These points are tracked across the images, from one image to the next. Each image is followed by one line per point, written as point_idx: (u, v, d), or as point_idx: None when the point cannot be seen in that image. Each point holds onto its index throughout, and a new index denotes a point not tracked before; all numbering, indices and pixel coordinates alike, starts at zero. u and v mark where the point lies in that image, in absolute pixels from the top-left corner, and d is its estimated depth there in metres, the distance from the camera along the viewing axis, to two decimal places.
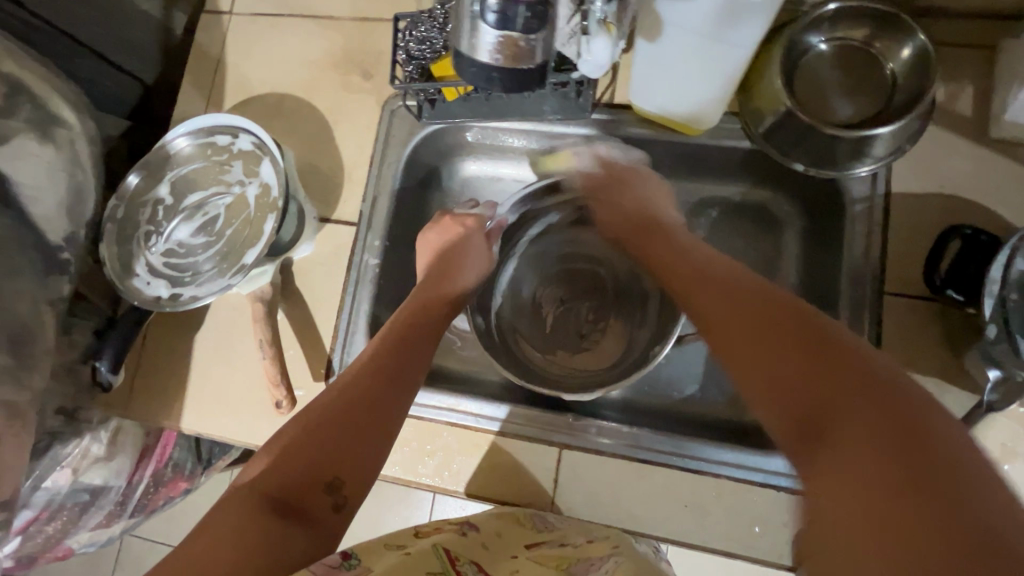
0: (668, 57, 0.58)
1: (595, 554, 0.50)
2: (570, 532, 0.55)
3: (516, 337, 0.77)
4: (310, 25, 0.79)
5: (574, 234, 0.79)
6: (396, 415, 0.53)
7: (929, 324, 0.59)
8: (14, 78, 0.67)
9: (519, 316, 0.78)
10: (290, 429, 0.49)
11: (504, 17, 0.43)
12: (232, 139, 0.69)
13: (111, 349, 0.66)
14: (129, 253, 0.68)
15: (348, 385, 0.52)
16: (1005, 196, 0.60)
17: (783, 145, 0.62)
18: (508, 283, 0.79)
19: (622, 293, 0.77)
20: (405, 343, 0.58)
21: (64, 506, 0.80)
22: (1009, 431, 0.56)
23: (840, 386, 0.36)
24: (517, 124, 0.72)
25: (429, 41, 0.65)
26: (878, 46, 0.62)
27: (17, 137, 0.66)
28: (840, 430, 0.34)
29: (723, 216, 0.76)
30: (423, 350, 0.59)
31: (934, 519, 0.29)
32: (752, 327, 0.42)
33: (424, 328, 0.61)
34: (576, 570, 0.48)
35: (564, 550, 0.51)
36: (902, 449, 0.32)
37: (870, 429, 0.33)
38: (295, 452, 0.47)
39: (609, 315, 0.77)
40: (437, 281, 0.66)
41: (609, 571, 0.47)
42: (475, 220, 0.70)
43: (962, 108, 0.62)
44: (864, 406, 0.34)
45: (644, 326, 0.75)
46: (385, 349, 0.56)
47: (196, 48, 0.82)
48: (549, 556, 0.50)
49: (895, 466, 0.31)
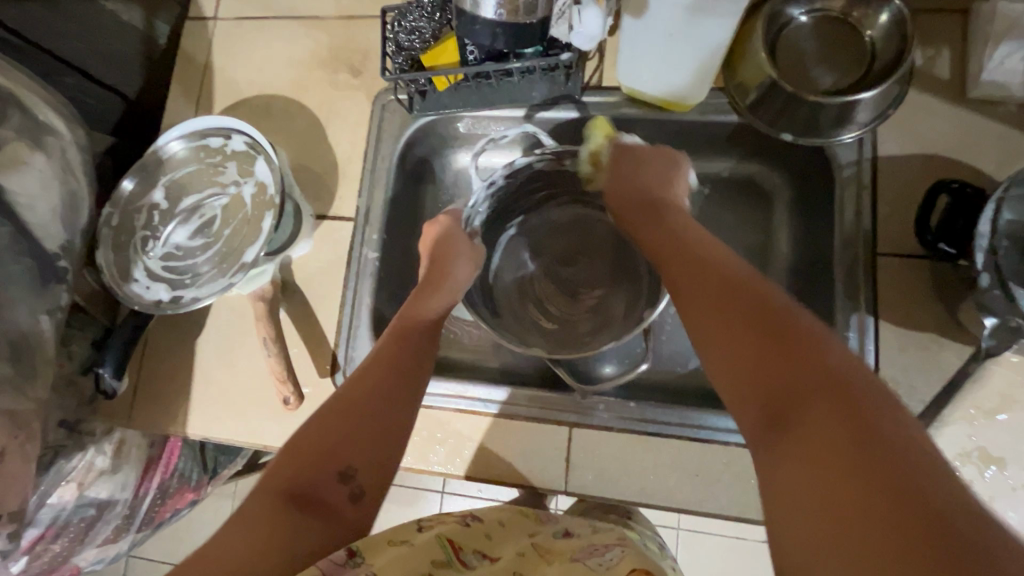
0: (652, 33, 0.60)
1: (600, 541, 0.47)
2: (574, 524, 0.51)
3: (627, 314, 0.74)
4: (295, 26, 0.80)
5: (499, 259, 0.78)
6: (358, 452, 0.47)
7: (923, 282, 0.60)
8: (2, 88, 0.67)
9: (593, 333, 0.74)
10: (239, 521, 0.42)
11: None
12: (224, 141, 0.70)
13: (114, 354, 0.66)
14: (127, 259, 0.68)
15: (307, 441, 0.46)
16: (989, 153, 0.61)
17: (770, 117, 0.64)
18: (549, 316, 0.76)
19: (541, 244, 0.79)
20: (375, 393, 0.49)
21: (70, 523, 0.78)
22: (1005, 376, 0.57)
23: (789, 371, 0.36)
24: (508, 112, 0.72)
25: (418, 30, 0.66)
26: (856, 15, 0.64)
27: (10, 144, 0.66)
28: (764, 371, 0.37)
29: (714, 192, 0.77)
30: (383, 407, 0.49)
31: (816, 441, 0.32)
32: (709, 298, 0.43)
33: (388, 372, 0.51)
34: (580, 558, 0.44)
35: (569, 544, 0.46)
36: (822, 385, 0.34)
37: (818, 408, 0.33)
38: (252, 524, 0.41)
39: (580, 253, 0.78)
40: (405, 321, 0.57)
41: (614, 558, 0.44)
42: (449, 215, 0.68)
43: (940, 70, 0.64)
44: (790, 369, 0.36)
45: (550, 216, 0.79)
46: (351, 395, 0.49)
47: (182, 54, 0.82)
48: (553, 549, 0.45)
49: (814, 401, 0.34)
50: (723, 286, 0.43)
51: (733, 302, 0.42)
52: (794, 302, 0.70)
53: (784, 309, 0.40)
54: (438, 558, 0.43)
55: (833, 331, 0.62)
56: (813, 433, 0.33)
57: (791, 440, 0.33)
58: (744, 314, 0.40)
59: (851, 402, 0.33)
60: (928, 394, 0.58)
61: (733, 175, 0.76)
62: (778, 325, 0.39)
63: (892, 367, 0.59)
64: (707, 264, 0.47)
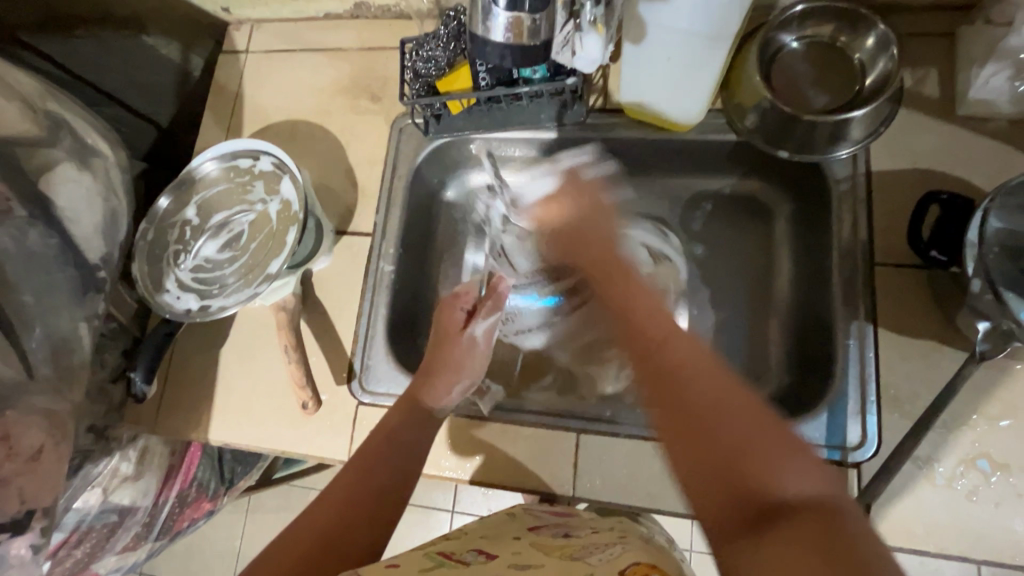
0: (653, 57, 0.64)
1: (602, 541, 0.48)
2: (573, 529, 0.52)
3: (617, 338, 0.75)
4: (320, 57, 0.86)
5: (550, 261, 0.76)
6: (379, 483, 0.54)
7: (921, 291, 0.62)
8: (55, 115, 0.73)
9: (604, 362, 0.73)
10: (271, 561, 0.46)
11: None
12: (253, 162, 0.75)
13: (145, 359, 0.70)
14: (161, 271, 0.72)
15: (331, 497, 0.52)
16: (980, 167, 0.64)
17: (767, 136, 0.67)
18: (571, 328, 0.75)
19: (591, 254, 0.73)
20: (381, 446, 0.57)
21: (92, 529, 0.80)
22: (1006, 381, 0.58)
23: (710, 416, 0.42)
24: (518, 134, 0.77)
25: (435, 59, 0.70)
26: (845, 39, 0.67)
27: (58, 165, 0.71)
28: (696, 437, 0.42)
29: (716, 209, 0.80)
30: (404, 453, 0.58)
31: (743, 502, 0.38)
32: (653, 351, 0.48)
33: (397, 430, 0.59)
34: (580, 555, 0.45)
35: (570, 543, 0.48)
36: (732, 438, 0.41)
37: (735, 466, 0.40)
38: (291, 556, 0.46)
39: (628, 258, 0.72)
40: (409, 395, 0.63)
41: (616, 553, 0.45)
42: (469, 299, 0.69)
43: (929, 90, 0.67)
44: (713, 423, 0.42)
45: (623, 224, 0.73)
46: (367, 445, 0.58)
47: (216, 84, 0.88)
48: (552, 546, 0.47)
49: (725, 452, 0.40)
50: (664, 339, 0.49)
51: (666, 364, 0.47)
52: (795, 313, 0.72)
53: (698, 365, 0.46)
54: (428, 564, 0.44)
55: (833, 338, 0.64)
56: (737, 493, 0.38)
57: (728, 493, 0.39)
58: (670, 378, 0.46)
59: (760, 440, 0.40)
60: (929, 399, 0.59)
61: (734, 192, 0.79)
62: (697, 378, 0.45)
63: (893, 375, 0.61)
64: (650, 318, 0.52)
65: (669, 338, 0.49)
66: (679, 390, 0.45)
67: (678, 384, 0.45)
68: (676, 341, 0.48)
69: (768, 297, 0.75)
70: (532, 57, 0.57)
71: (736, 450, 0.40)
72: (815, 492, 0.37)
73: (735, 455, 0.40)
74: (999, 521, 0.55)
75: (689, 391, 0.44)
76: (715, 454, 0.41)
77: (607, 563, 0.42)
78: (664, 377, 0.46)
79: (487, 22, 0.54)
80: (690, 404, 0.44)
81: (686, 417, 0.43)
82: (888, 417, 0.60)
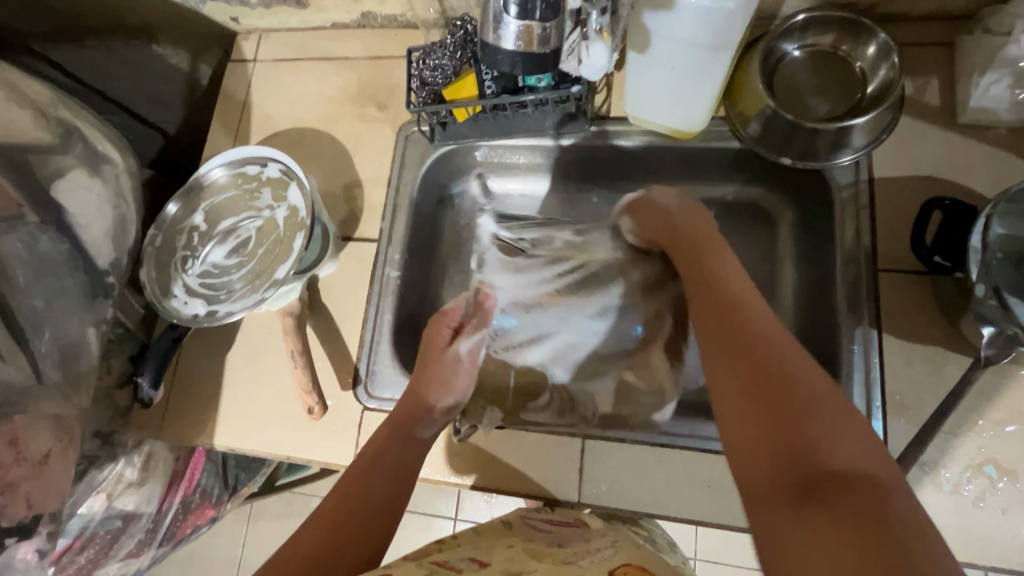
0: (658, 66, 0.64)
1: (593, 546, 0.50)
2: (565, 536, 0.53)
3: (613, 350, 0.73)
4: (327, 66, 0.87)
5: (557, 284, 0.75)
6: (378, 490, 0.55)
7: (925, 297, 0.62)
8: (65, 122, 0.75)
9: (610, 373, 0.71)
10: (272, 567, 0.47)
11: (524, 10, 0.53)
12: (261, 169, 0.75)
13: (152, 364, 0.71)
14: (167, 277, 0.72)
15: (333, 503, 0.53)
16: (981, 173, 0.64)
17: (770, 143, 0.67)
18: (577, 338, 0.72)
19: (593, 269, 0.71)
20: (382, 449, 0.58)
21: (96, 535, 0.80)
22: (1011, 387, 0.59)
23: (765, 385, 0.43)
24: (522, 141, 0.78)
25: (442, 67, 0.71)
26: (846, 48, 0.68)
27: (70, 173, 0.73)
28: (746, 413, 0.43)
29: (720, 216, 0.80)
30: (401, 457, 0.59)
31: (788, 475, 0.38)
32: (721, 323, 0.49)
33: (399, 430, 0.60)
34: (572, 560, 0.46)
35: (561, 550, 0.49)
36: (785, 413, 0.41)
37: (784, 444, 0.40)
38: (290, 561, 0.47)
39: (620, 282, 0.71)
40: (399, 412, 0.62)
41: (606, 555, 0.47)
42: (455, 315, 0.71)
43: (930, 97, 0.68)
44: (768, 397, 0.42)
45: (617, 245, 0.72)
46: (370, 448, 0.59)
47: (225, 92, 0.89)
48: (545, 553, 0.48)
49: (774, 424, 0.41)
50: (731, 308, 0.50)
51: (730, 333, 0.47)
52: (800, 319, 0.72)
53: (769, 336, 0.46)
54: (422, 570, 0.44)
55: (838, 344, 0.64)
56: (783, 468, 0.39)
57: (778, 467, 0.39)
58: (734, 345, 0.46)
59: (810, 419, 0.40)
60: (934, 405, 0.59)
61: (737, 199, 0.79)
62: (759, 344, 0.46)
63: (898, 381, 0.61)
64: (719, 290, 0.53)
65: (748, 311, 0.49)
66: (740, 357, 0.46)
67: (735, 357, 0.46)
68: (752, 313, 0.49)
69: (772, 303, 0.75)
70: (541, 65, 0.58)
71: (788, 417, 0.40)
72: (871, 469, 0.37)
73: (788, 429, 0.40)
74: (1006, 527, 0.55)
75: (742, 365, 0.45)
76: (766, 429, 0.41)
77: (597, 565, 0.44)
78: (728, 345, 0.47)
79: (498, 31, 0.55)
80: (747, 375, 0.44)
81: (737, 394, 0.44)
82: (893, 422, 0.60)
